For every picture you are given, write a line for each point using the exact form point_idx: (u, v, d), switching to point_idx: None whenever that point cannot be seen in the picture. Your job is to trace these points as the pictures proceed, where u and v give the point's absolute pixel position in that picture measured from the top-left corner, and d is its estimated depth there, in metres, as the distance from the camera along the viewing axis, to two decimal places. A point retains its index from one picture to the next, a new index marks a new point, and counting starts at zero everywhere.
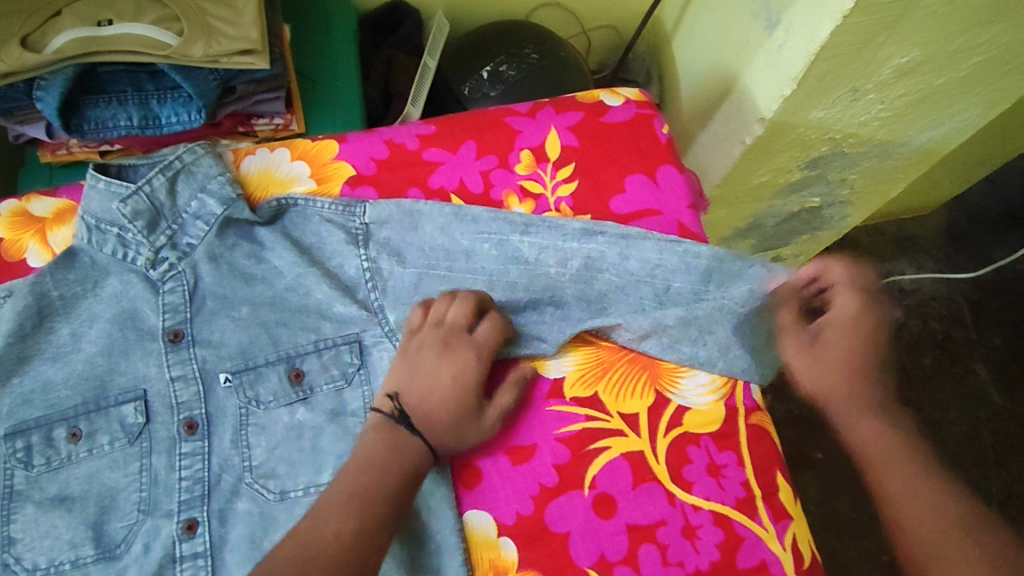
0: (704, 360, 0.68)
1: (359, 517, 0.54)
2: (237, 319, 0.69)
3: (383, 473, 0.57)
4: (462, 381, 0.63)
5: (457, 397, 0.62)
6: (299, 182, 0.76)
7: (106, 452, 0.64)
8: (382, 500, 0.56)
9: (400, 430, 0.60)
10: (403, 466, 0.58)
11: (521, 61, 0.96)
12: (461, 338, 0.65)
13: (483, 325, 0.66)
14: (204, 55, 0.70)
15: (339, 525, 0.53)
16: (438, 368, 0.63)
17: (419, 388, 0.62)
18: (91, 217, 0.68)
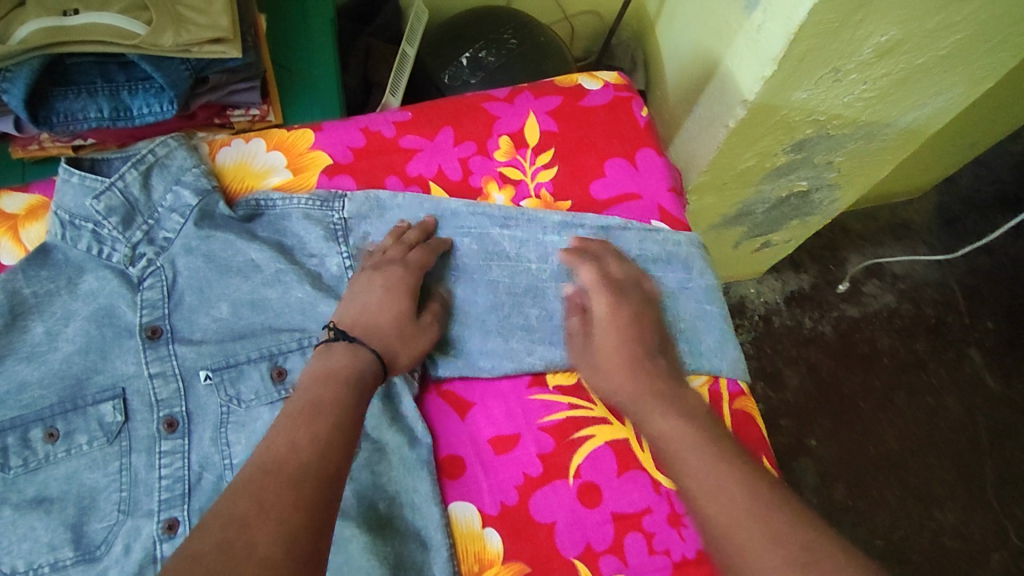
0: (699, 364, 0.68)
1: (308, 424, 0.51)
2: (219, 318, 0.68)
3: (329, 379, 0.55)
4: (393, 290, 0.63)
5: (388, 304, 0.62)
6: (273, 174, 0.75)
7: (85, 452, 0.63)
8: (331, 405, 0.53)
9: (337, 342, 0.59)
10: (357, 382, 0.56)
11: (500, 46, 0.94)
12: (390, 263, 0.65)
13: (412, 255, 0.67)
14: (174, 44, 0.69)
15: (290, 435, 0.50)
16: (369, 286, 0.63)
17: (355, 306, 0.62)
18: (65, 213, 0.67)
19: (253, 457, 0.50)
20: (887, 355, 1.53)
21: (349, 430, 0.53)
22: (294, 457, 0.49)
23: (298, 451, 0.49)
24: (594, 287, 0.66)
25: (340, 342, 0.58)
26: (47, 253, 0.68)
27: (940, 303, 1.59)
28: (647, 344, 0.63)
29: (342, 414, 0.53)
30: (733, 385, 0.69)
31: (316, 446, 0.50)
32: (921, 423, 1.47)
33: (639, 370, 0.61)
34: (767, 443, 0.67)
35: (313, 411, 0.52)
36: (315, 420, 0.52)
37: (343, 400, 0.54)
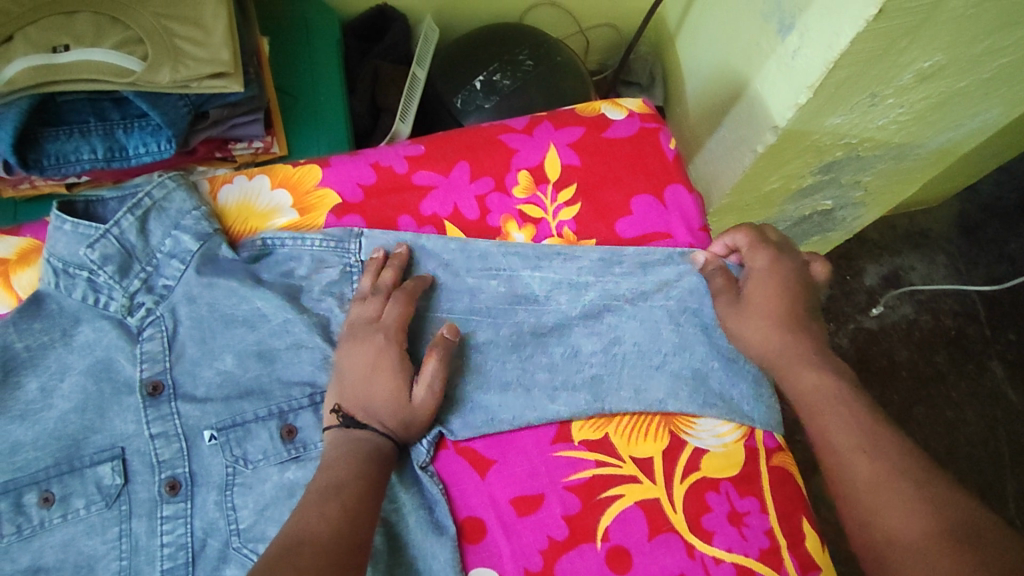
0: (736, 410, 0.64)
1: (337, 497, 0.52)
2: (223, 371, 0.64)
3: (351, 455, 0.56)
4: (380, 363, 0.60)
5: (380, 382, 0.59)
6: (281, 214, 0.71)
7: (83, 517, 0.59)
8: (355, 478, 0.54)
9: (351, 429, 0.58)
10: (368, 454, 0.56)
11: (515, 68, 0.90)
12: (368, 327, 0.62)
13: (388, 308, 0.63)
14: (172, 81, 0.65)
15: (320, 509, 0.51)
16: (354, 361, 0.60)
17: (349, 386, 0.60)
18: (58, 260, 0.64)
19: (282, 531, 0.50)
20: (905, 368, 1.43)
21: (373, 498, 0.54)
22: (326, 529, 0.50)
23: (329, 524, 0.50)
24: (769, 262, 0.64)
25: (356, 430, 0.57)
26: (38, 302, 0.64)
27: (960, 313, 1.48)
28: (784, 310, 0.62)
29: (365, 485, 0.54)
30: (770, 440, 0.65)
31: (343, 518, 0.51)
32: (941, 439, 1.37)
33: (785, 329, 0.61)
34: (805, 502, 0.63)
35: (337, 485, 0.53)
36: (340, 494, 0.53)
37: (366, 474, 0.55)
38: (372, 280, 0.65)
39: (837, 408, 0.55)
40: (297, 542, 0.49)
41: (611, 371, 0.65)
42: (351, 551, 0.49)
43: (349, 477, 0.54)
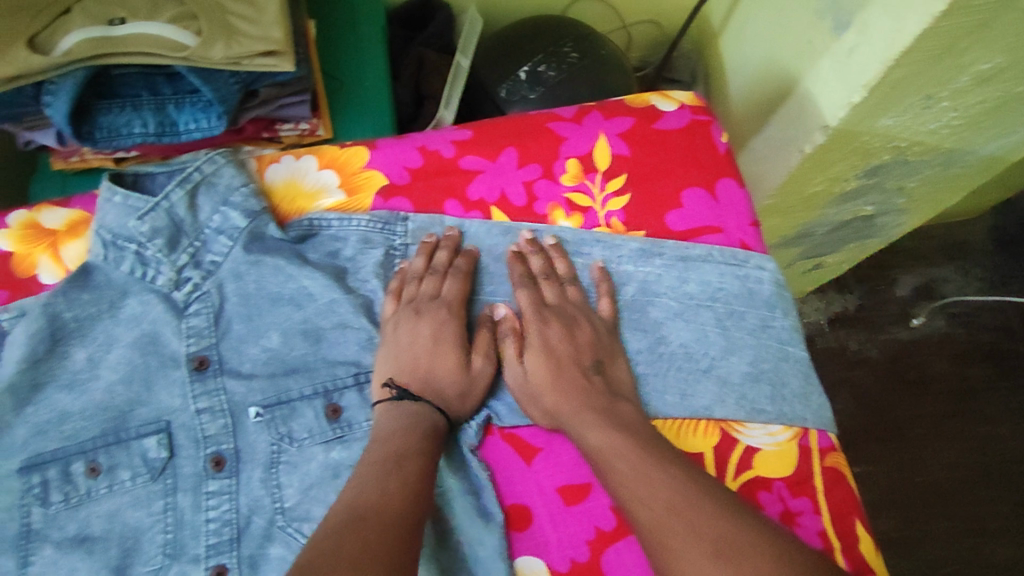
0: (794, 417, 0.63)
1: (399, 471, 0.52)
2: (269, 349, 0.64)
3: (409, 431, 0.56)
4: (442, 339, 0.62)
5: (442, 355, 0.61)
6: (327, 194, 0.70)
7: (129, 488, 0.60)
8: (417, 455, 0.54)
9: (404, 402, 0.58)
10: (426, 429, 0.57)
11: (560, 60, 0.89)
12: (430, 303, 0.63)
13: (448, 285, 0.65)
14: (224, 58, 0.64)
15: (384, 483, 0.51)
16: (416, 337, 0.62)
17: (407, 359, 0.61)
18: (107, 232, 0.64)
19: (342, 500, 0.50)
20: (939, 382, 1.41)
21: (430, 475, 0.54)
22: (396, 502, 0.49)
23: (393, 497, 0.50)
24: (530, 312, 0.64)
25: (409, 401, 0.58)
26: (88, 276, 0.65)
27: (997, 329, 1.46)
28: (582, 363, 0.62)
29: (426, 463, 0.54)
30: (824, 439, 0.63)
31: (406, 495, 0.50)
32: (970, 451, 1.35)
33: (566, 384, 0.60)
34: (858, 503, 0.62)
35: (398, 458, 0.53)
36: (401, 467, 0.52)
37: (430, 451, 0.55)
38: (424, 262, 0.66)
39: (623, 461, 0.54)
40: (361, 513, 0.48)
41: (657, 372, 0.64)
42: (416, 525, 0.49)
43: (410, 453, 0.54)
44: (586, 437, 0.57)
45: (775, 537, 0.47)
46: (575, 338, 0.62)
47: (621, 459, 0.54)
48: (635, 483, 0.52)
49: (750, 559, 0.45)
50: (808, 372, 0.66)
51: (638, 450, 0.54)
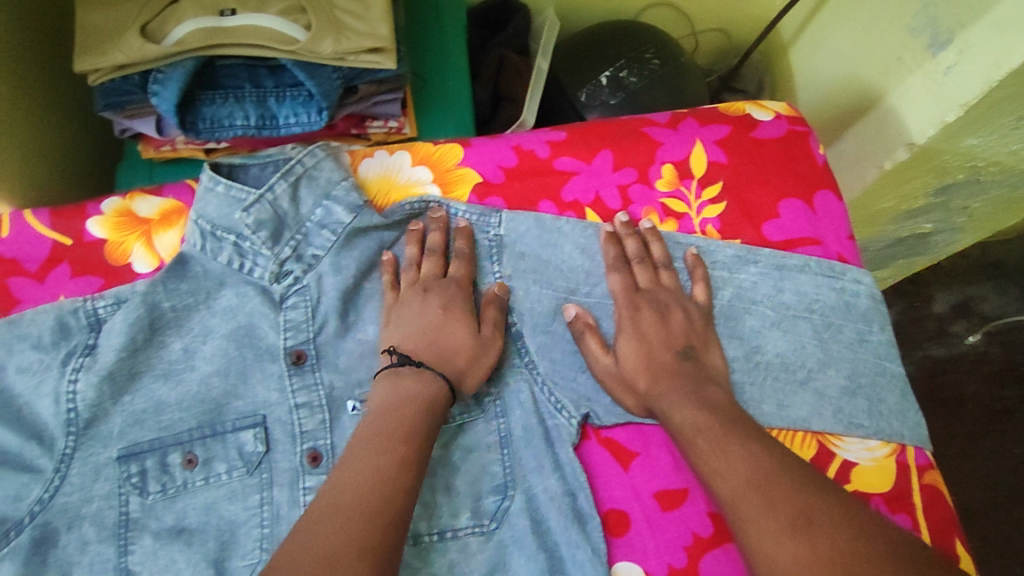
0: (891, 433, 0.62)
1: (384, 449, 0.50)
2: (365, 341, 0.66)
3: (403, 404, 0.54)
4: (453, 312, 0.62)
5: (451, 326, 0.61)
6: (424, 189, 0.70)
7: (225, 482, 0.60)
8: (405, 429, 0.52)
9: (405, 368, 0.57)
10: (421, 404, 0.54)
11: (642, 66, 0.89)
12: (437, 282, 0.64)
13: (452, 266, 0.65)
14: (332, 52, 0.65)
15: (372, 459, 0.49)
16: (426, 310, 0.61)
17: (412, 330, 0.60)
18: (206, 222, 0.64)
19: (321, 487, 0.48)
20: (972, 401, 1.35)
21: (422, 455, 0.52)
22: (381, 480, 0.48)
23: (370, 477, 0.48)
24: (620, 293, 0.64)
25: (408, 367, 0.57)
26: (184, 267, 0.65)
27: None
28: (673, 345, 0.61)
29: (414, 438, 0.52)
30: (921, 456, 0.62)
31: (392, 471, 0.49)
32: (1011, 474, 1.31)
33: (660, 376, 0.60)
34: (957, 523, 0.60)
35: (387, 438, 0.51)
36: (388, 448, 0.50)
37: (423, 424, 0.53)
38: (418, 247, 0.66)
39: (701, 437, 0.55)
40: (333, 504, 0.46)
41: (755, 381, 0.63)
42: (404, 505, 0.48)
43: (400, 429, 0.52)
44: (674, 417, 0.57)
45: (848, 514, 0.48)
46: (670, 337, 0.62)
47: (700, 435, 0.55)
48: (716, 464, 0.54)
49: (824, 531, 0.47)
50: (904, 389, 0.65)
51: (731, 437, 0.55)
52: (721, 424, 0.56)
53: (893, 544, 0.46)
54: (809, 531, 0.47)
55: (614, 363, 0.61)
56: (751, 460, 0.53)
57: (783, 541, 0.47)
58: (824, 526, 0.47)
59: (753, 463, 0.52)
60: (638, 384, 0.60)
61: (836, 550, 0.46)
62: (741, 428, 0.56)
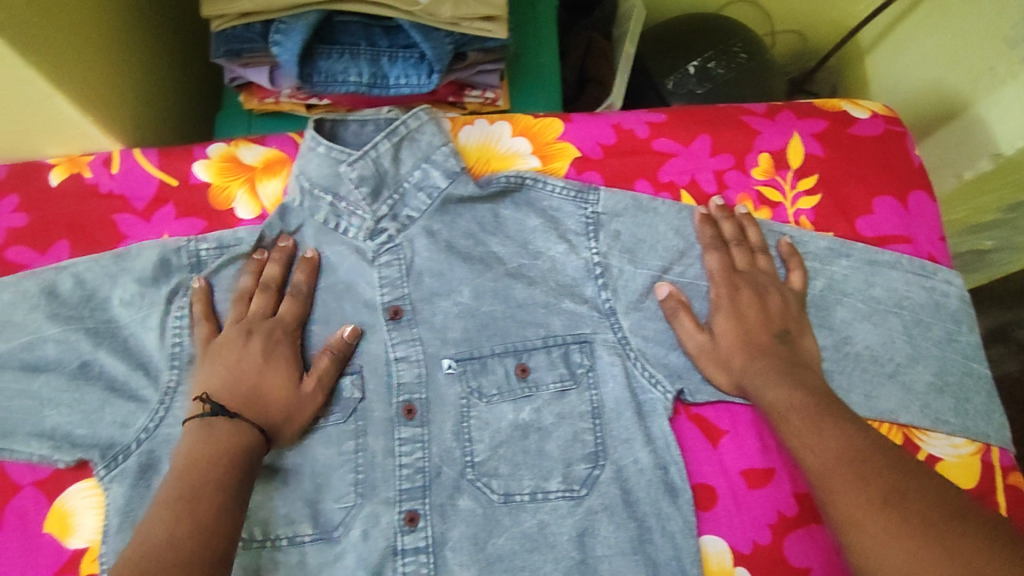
0: (976, 433, 0.63)
1: (189, 513, 0.49)
2: (460, 303, 0.65)
3: (213, 458, 0.53)
4: (275, 356, 0.61)
5: (270, 374, 0.60)
6: (523, 159, 0.71)
7: (322, 426, 0.61)
8: (215, 486, 0.51)
9: (217, 420, 0.56)
10: (234, 454, 0.54)
11: (730, 59, 0.90)
12: (263, 322, 0.63)
13: (284, 304, 0.64)
14: (450, 16, 0.66)
15: (175, 524, 0.48)
16: (245, 355, 0.60)
17: (233, 375, 0.59)
18: (306, 180, 0.65)
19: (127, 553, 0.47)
20: None
21: (230, 511, 0.51)
22: (184, 546, 0.47)
23: (182, 541, 0.47)
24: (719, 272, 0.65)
25: (222, 418, 0.55)
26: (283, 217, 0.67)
27: None
28: (770, 328, 0.62)
29: (224, 492, 0.51)
30: (1005, 458, 0.63)
31: (194, 536, 0.48)
32: None
33: (755, 354, 0.61)
34: None
35: (193, 498, 0.50)
36: (194, 509, 0.49)
37: (232, 485, 0.52)
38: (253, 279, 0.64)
39: (794, 414, 0.57)
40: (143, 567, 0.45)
41: (844, 371, 0.63)
42: (211, 570, 0.47)
43: (206, 489, 0.51)
44: (765, 394, 0.59)
45: (939, 490, 0.49)
46: (765, 320, 0.63)
47: (793, 412, 0.57)
48: (807, 439, 0.55)
49: (914, 504, 0.48)
50: (990, 391, 0.66)
51: (821, 416, 0.56)
52: (818, 404, 0.56)
53: (989, 519, 0.46)
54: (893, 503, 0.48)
55: (706, 340, 0.62)
56: (841, 435, 0.54)
57: (872, 512, 0.48)
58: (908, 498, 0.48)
59: (848, 439, 0.53)
60: (732, 364, 0.61)
61: (926, 523, 0.46)
62: (836, 410, 0.56)
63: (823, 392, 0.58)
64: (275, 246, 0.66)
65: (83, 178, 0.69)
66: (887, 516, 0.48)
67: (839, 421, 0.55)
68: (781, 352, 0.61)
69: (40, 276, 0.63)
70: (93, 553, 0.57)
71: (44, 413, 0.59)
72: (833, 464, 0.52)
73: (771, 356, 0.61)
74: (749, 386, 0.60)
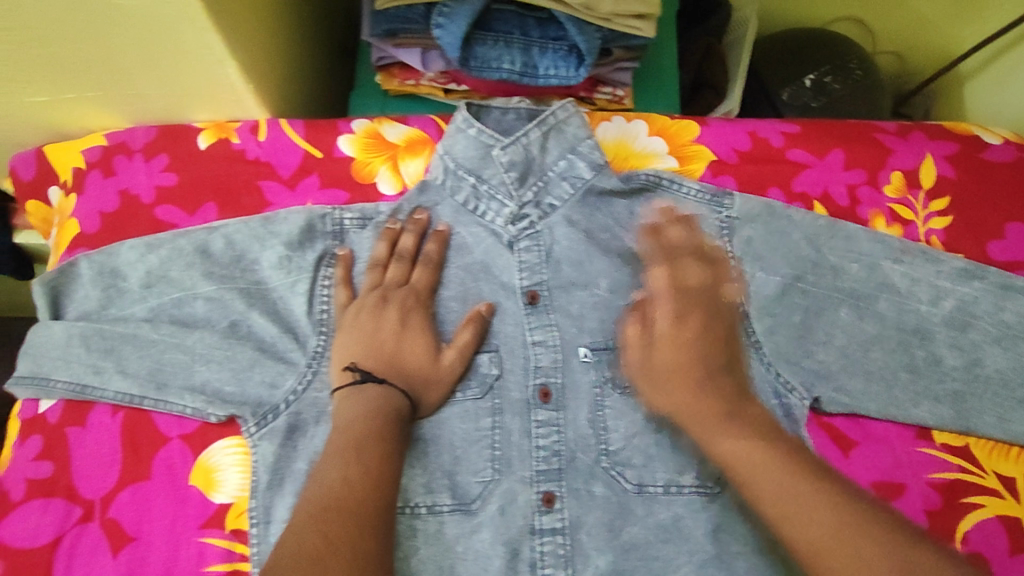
0: None
1: (358, 458, 0.52)
2: (597, 296, 0.66)
3: (372, 415, 0.56)
4: (410, 324, 0.62)
5: (409, 339, 0.62)
6: (659, 159, 0.72)
7: (460, 400, 0.62)
8: (376, 437, 0.54)
9: (366, 385, 0.58)
10: (387, 411, 0.57)
11: (846, 74, 0.91)
12: (397, 289, 0.64)
13: (416, 273, 0.65)
14: (607, 12, 0.67)
15: (343, 470, 0.51)
16: (380, 323, 0.62)
17: (370, 346, 0.60)
18: (452, 160, 0.66)
19: (307, 493, 0.50)
20: None
21: (396, 460, 0.54)
22: (354, 493, 0.49)
23: (355, 486, 0.50)
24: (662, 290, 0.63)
25: (372, 384, 0.58)
26: (423, 192, 0.68)
27: None
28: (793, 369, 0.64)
29: (384, 447, 0.54)
30: None
31: (367, 481, 0.51)
32: None
33: (695, 390, 0.58)
34: None
35: (359, 445, 0.53)
36: (362, 455, 0.52)
37: (393, 440, 0.55)
38: (388, 246, 0.65)
39: (758, 469, 0.54)
40: (325, 506, 0.48)
41: (975, 391, 0.65)
42: (383, 511, 0.50)
43: (371, 437, 0.54)
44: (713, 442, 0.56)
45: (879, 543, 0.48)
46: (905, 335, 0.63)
47: (756, 469, 0.54)
48: (796, 510, 0.51)
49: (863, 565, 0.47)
50: None
51: (759, 458, 0.54)
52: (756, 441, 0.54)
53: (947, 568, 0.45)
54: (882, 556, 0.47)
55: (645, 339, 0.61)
56: (790, 493, 0.52)
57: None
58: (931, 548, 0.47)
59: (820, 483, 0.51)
60: (659, 385, 0.60)
61: None
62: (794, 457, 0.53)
63: (733, 425, 0.56)
64: (410, 218, 0.67)
65: (230, 144, 0.70)
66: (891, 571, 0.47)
67: (753, 462, 0.54)
68: (715, 377, 0.59)
69: (192, 235, 0.65)
70: (238, 508, 0.59)
71: (195, 368, 0.61)
72: (825, 536, 0.49)
73: (728, 393, 0.58)
74: (725, 433, 0.58)
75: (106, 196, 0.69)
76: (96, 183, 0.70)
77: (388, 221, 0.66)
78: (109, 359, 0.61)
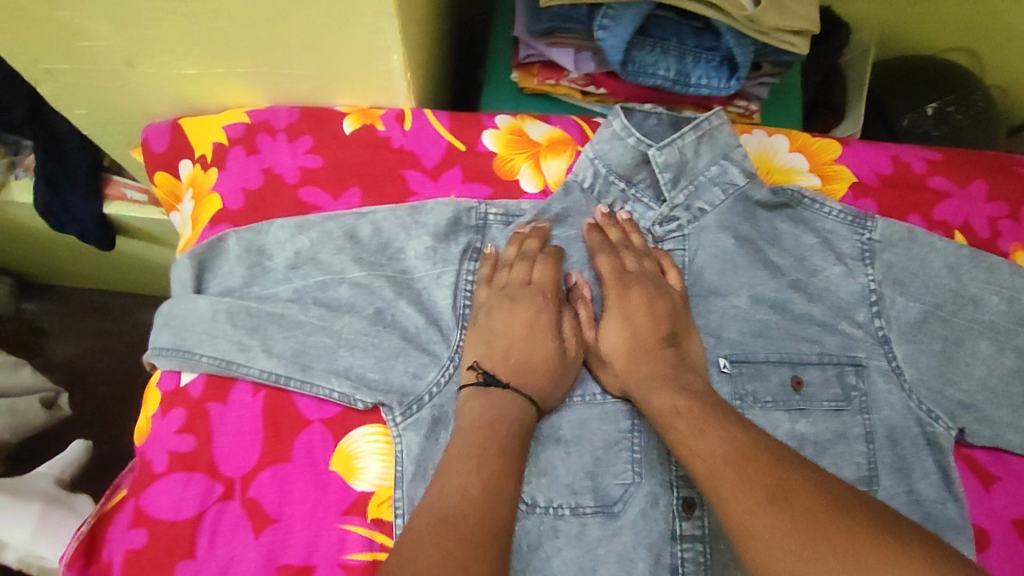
0: None
1: (481, 471, 0.51)
2: (737, 307, 0.66)
3: (495, 428, 0.54)
4: (537, 327, 0.62)
5: (538, 345, 0.61)
6: (801, 176, 0.72)
7: (599, 401, 0.62)
8: (500, 449, 0.53)
9: (491, 388, 0.58)
10: (511, 423, 0.55)
11: (968, 105, 0.90)
12: (523, 289, 0.63)
13: (538, 270, 0.64)
14: (767, 25, 0.65)
15: (464, 481, 0.50)
16: (511, 321, 0.62)
17: (500, 347, 0.61)
18: (604, 164, 0.68)
19: (429, 501, 0.49)
20: None
21: (515, 476, 0.52)
22: (472, 509, 0.48)
23: (476, 500, 0.49)
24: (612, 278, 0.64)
25: (499, 388, 0.57)
26: (568, 194, 0.68)
27: None
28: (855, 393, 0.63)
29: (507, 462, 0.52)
30: None
31: (484, 495, 0.49)
32: None
33: (637, 360, 0.60)
34: None
35: (482, 457, 0.52)
36: (483, 470, 0.51)
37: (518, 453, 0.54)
38: (516, 249, 0.65)
39: (681, 416, 0.54)
40: (445, 519, 0.47)
41: None
42: (505, 529, 0.48)
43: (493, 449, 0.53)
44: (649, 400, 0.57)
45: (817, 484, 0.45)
46: None
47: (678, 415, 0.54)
48: (692, 437, 0.52)
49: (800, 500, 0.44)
50: None
51: (690, 408, 0.54)
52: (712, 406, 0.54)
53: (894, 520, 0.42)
54: (742, 513, 0.45)
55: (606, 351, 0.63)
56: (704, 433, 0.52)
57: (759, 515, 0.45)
58: (806, 500, 0.44)
59: (711, 443, 0.51)
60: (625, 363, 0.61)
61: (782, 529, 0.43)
62: (719, 410, 0.54)
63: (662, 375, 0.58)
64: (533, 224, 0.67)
65: (375, 130, 0.70)
66: (740, 497, 0.46)
67: (686, 411, 0.54)
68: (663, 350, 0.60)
69: (340, 220, 0.64)
70: (379, 498, 0.59)
71: (339, 353, 0.61)
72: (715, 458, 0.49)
73: (641, 349, 0.61)
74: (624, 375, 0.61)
75: (249, 173, 0.69)
76: (239, 159, 0.70)
77: (519, 226, 0.66)
78: (254, 337, 0.61)
